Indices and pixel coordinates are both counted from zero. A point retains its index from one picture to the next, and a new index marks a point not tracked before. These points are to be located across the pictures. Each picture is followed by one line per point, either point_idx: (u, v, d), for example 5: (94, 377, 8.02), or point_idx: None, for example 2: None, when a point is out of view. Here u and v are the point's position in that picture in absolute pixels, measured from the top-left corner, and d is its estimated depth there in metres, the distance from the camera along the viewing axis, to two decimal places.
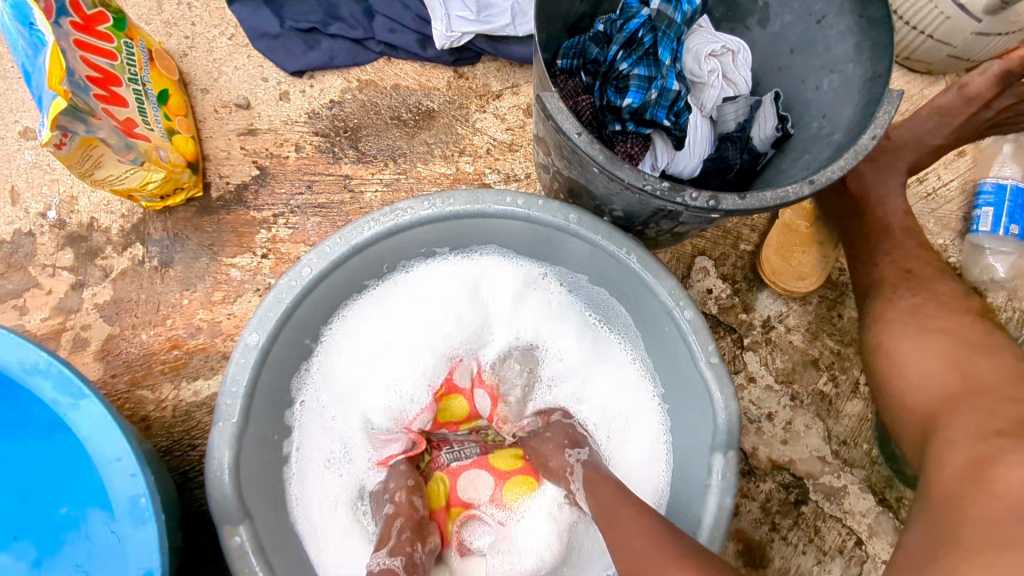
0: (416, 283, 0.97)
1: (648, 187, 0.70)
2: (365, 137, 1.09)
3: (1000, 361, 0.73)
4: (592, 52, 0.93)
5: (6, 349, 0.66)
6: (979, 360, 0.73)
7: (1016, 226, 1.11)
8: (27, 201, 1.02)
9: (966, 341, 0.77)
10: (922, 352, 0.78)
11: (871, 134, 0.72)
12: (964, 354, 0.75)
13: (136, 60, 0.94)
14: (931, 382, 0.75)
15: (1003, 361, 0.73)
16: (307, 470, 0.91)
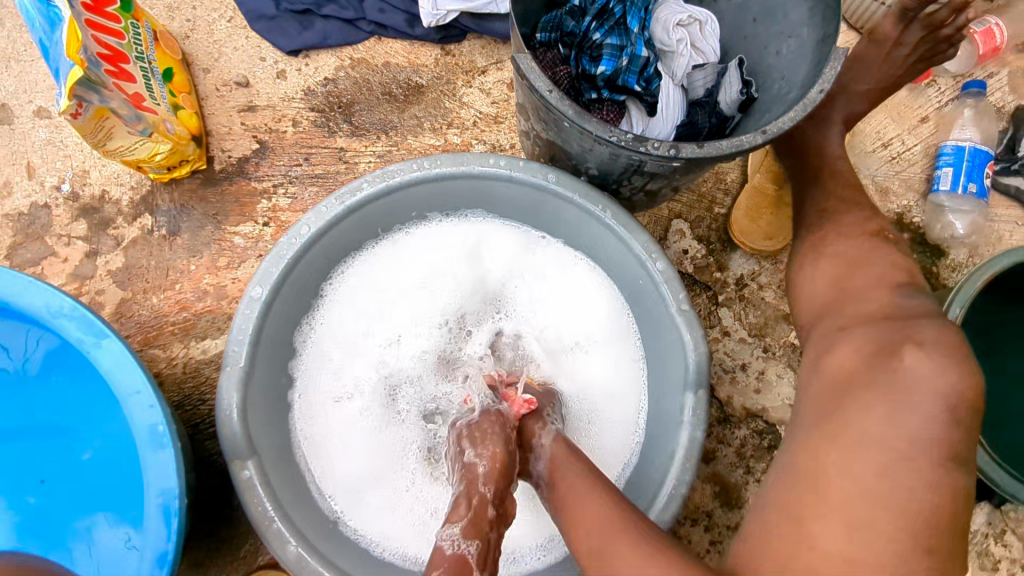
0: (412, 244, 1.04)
1: (614, 139, 0.77)
2: (358, 112, 1.15)
3: (873, 271, 0.83)
4: (569, 25, 0.99)
5: (34, 296, 0.75)
6: (860, 276, 0.84)
7: (974, 185, 1.18)
8: (42, 176, 1.09)
9: (850, 260, 0.87)
10: (820, 280, 0.89)
11: (820, 88, 0.79)
12: (850, 273, 0.86)
13: (142, 39, 1.00)
14: (824, 305, 0.86)
15: (875, 269, 0.83)
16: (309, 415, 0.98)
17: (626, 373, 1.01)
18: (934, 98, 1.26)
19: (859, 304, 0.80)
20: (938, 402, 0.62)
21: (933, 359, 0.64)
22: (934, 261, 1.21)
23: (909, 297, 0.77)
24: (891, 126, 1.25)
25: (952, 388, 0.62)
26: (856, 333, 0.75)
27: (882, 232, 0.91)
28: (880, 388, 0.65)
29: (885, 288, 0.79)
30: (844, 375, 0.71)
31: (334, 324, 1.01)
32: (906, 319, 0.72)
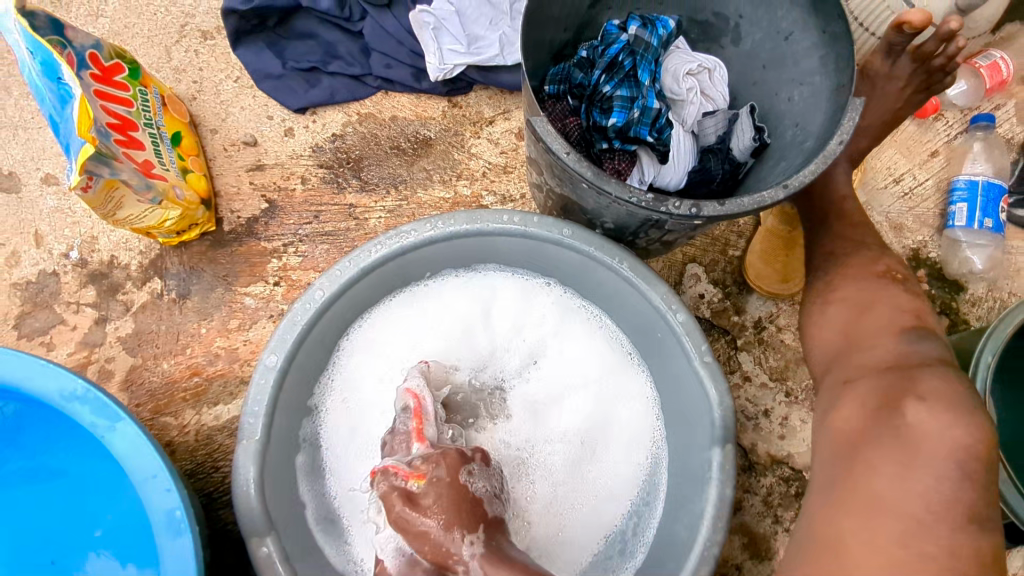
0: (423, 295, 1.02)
1: (634, 200, 0.76)
2: (367, 167, 1.15)
3: (881, 314, 0.83)
4: (577, 78, 0.99)
5: (46, 379, 0.73)
6: (866, 320, 0.83)
7: (990, 220, 1.17)
8: (50, 243, 1.08)
9: (855, 304, 0.87)
10: (826, 326, 0.89)
11: (838, 140, 0.78)
12: (857, 318, 0.85)
13: (151, 106, 1.00)
14: (834, 353, 0.85)
15: (884, 313, 0.83)
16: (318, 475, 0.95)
17: (642, 420, 1.00)
18: (943, 132, 1.26)
19: (865, 353, 0.79)
20: (946, 460, 0.62)
21: (937, 418, 0.65)
22: (954, 296, 1.19)
23: (913, 342, 0.76)
24: (902, 161, 1.24)
25: (961, 445, 0.62)
26: (860, 387, 0.75)
27: (890, 271, 0.90)
28: (886, 449, 0.65)
29: (889, 333, 0.79)
30: (849, 434, 0.71)
31: (343, 382, 0.99)
32: (908, 368, 0.72)
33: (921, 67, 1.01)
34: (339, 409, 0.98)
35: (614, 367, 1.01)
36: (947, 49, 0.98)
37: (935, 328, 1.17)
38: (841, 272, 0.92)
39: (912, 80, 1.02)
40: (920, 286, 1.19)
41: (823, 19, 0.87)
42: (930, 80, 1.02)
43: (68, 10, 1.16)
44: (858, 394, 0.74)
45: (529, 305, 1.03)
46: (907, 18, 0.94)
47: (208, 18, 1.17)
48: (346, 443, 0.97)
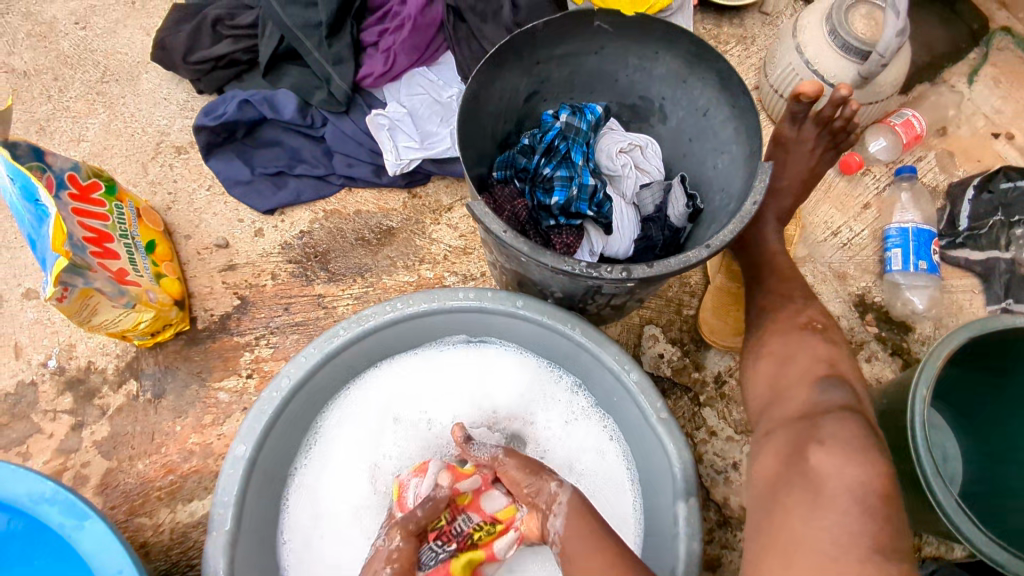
0: (406, 366, 1.06)
1: (569, 268, 0.82)
2: (334, 259, 1.21)
3: (802, 365, 0.88)
4: (520, 162, 1.07)
5: (17, 484, 0.75)
6: (787, 370, 0.89)
7: (925, 262, 1.23)
8: (30, 353, 1.12)
9: (778, 356, 0.93)
10: (759, 381, 0.94)
11: (752, 201, 0.85)
12: (781, 369, 0.91)
13: (126, 219, 1.07)
14: (764, 404, 0.90)
15: (803, 364, 0.89)
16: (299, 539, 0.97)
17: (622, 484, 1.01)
18: (872, 185, 1.35)
19: (784, 404, 0.84)
20: (849, 499, 0.66)
21: (835, 459, 0.69)
22: (903, 337, 1.24)
23: (823, 390, 0.81)
24: (837, 215, 1.33)
25: (858, 482, 0.66)
26: (778, 439, 0.80)
27: (811, 322, 0.96)
28: (800, 493, 0.70)
29: (805, 383, 0.84)
30: (771, 484, 0.75)
31: (327, 451, 1.02)
32: (815, 417, 0.77)
33: (826, 129, 1.11)
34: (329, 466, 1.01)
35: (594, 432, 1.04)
36: (844, 113, 1.09)
37: (888, 369, 1.22)
38: (769, 328, 0.98)
39: (827, 144, 1.11)
40: (869, 330, 1.24)
41: (732, 96, 0.96)
42: (837, 142, 1.13)
43: (51, 138, 1.26)
44: (778, 445, 0.79)
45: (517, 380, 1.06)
46: (802, 88, 1.06)
47: (183, 135, 1.27)
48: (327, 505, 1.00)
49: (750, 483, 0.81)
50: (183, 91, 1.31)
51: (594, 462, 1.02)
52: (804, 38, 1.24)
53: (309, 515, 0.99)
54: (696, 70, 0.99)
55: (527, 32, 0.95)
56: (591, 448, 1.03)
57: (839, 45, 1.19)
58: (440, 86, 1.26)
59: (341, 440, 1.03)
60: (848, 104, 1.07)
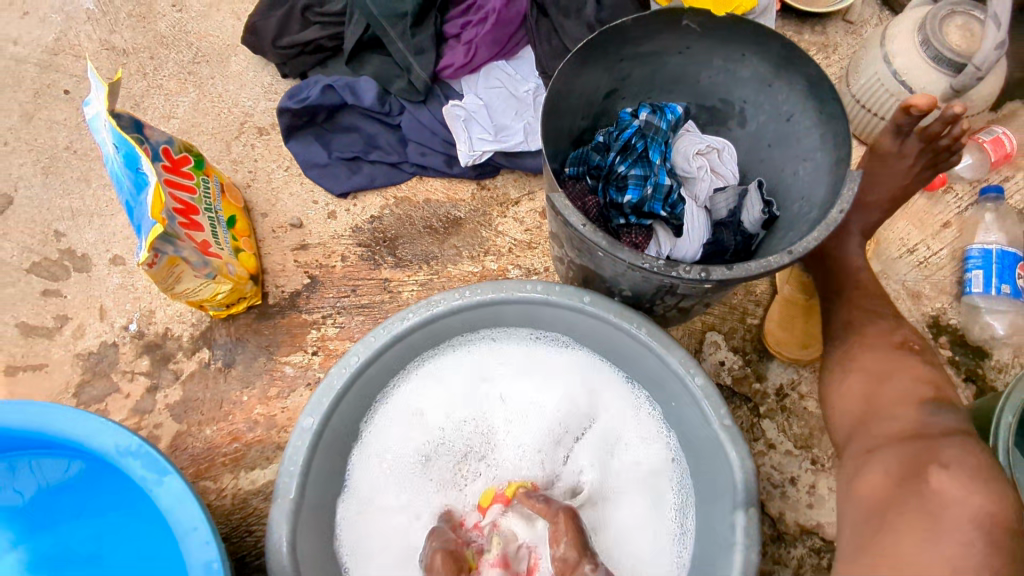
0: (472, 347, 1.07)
1: (647, 266, 0.81)
2: (401, 245, 1.24)
3: (899, 384, 0.87)
4: (594, 159, 1.07)
5: (105, 436, 0.79)
6: (884, 389, 0.87)
7: (1007, 286, 1.18)
8: (113, 316, 1.18)
9: (873, 373, 0.91)
10: (846, 396, 0.92)
11: (839, 209, 0.83)
12: (876, 387, 0.89)
13: (211, 193, 1.11)
14: (854, 421, 0.89)
15: (900, 383, 0.87)
16: (355, 499, 0.99)
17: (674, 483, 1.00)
18: (954, 204, 1.30)
19: (885, 422, 0.83)
20: (974, 530, 0.66)
21: (960, 484, 0.70)
22: (978, 362, 1.19)
23: (933, 414, 0.80)
24: (915, 232, 1.28)
25: (987, 513, 0.67)
26: (886, 457, 0.79)
27: (908, 342, 0.94)
28: (912, 513, 0.70)
29: (910, 403, 0.83)
30: (874, 502, 0.75)
31: (387, 419, 1.04)
32: (931, 441, 0.77)
33: (930, 146, 1.05)
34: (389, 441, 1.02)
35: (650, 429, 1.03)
36: (952, 131, 1.03)
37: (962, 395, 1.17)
38: (860, 341, 0.95)
39: (920, 159, 1.07)
40: (943, 353, 1.20)
41: (820, 101, 0.94)
42: (938, 160, 1.07)
43: (145, 113, 1.32)
44: (880, 463, 0.79)
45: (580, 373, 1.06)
46: (914, 101, 1.01)
47: (266, 116, 1.32)
48: (383, 473, 1.01)
49: (847, 498, 0.81)
50: (269, 74, 1.35)
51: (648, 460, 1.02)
52: (893, 47, 1.20)
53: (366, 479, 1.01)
54: (784, 74, 0.98)
55: (614, 29, 0.95)
56: (646, 445, 1.03)
57: (932, 55, 1.15)
58: (517, 80, 1.27)
59: (401, 415, 1.04)
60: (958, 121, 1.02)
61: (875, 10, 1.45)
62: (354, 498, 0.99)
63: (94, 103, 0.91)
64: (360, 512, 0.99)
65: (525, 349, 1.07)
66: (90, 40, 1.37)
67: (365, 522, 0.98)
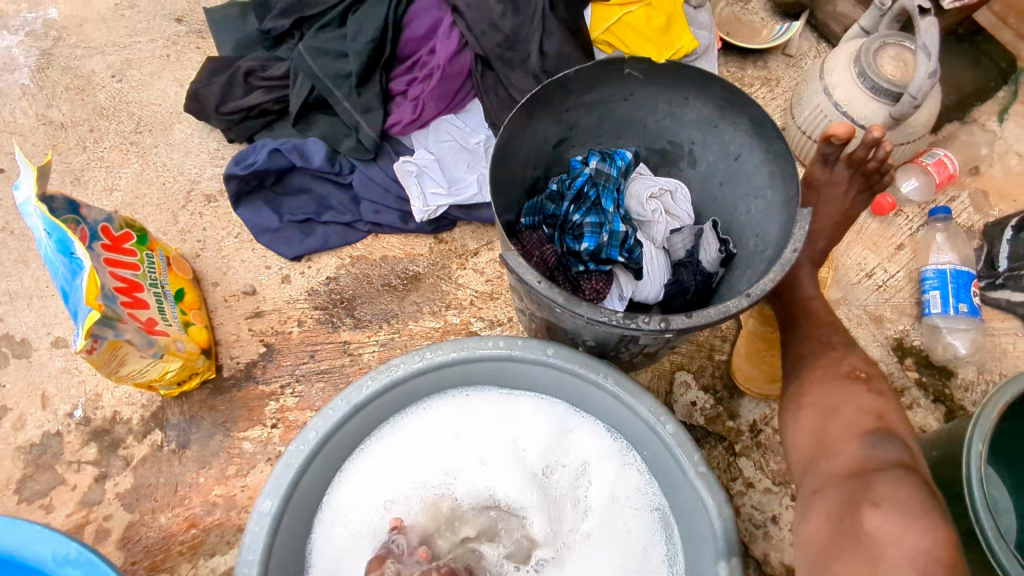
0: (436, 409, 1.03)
1: (606, 319, 0.80)
2: (360, 305, 1.20)
3: (848, 418, 0.85)
4: (549, 209, 1.07)
5: (41, 545, 0.73)
6: (832, 424, 0.85)
7: (964, 304, 1.20)
8: (56, 403, 1.11)
9: (822, 409, 0.88)
10: (800, 432, 0.90)
11: (792, 248, 0.83)
12: (825, 423, 0.86)
13: (156, 268, 1.07)
14: (807, 459, 0.86)
15: (848, 417, 0.85)
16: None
17: (655, 536, 0.96)
18: (905, 226, 1.32)
19: (833, 460, 0.80)
20: (910, 567, 0.63)
21: (896, 522, 0.67)
22: (945, 382, 1.20)
23: (874, 447, 0.78)
24: (871, 256, 1.30)
25: (921, 550, 0.63)
26: (827, 497, 0.76)
27: (855, 371, 0.92)
28: (853, 558, 0.67)
29: (854, 438, 0.80)
30: (817, 543, 0.72)
31: (352, 494, 0.99)
32: (867, 475, 0.74)
33: (859, 170, 1.08)
34: (358, 509, 0.98)
35: (625, 481, 0.99)
36: (877, 154, 1.06)
37: (932, 417, 1.17)
38: (812, 375, 0.94)
39: (853, 184, 1.09)
40: (909, 375, 1.20)
41: (765, 140, 0.95)
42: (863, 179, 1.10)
43: (85, 187, 1.28)
44: (825, 503, 0.75)
45: (549, 427, 1.03)
46: (834, 131, 1.04)
47: (213, 183, 1.29)
48: (348, 552, 0.96)
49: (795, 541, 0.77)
50: (215, 140, 1.33)
51: (627, 516, 0.97)
52: (832, 80, 1.23)
53: (332, 560, 0.95)
54: (728, 116, 0.99)
55: (557, 82, 0.96)
56: (623, 499, 0.98)
57: (869, 86, 1.18)
58: (467, 132, 1.27)
59: (372, 480, 1.00)
60: (881, 145, 1.04)
61: (813, 44, 1.49)
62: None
63: (23, 188, 0.87)
64: None
65: (492, 406, 1.04)
66: (26, 116, 1.33)
67: None
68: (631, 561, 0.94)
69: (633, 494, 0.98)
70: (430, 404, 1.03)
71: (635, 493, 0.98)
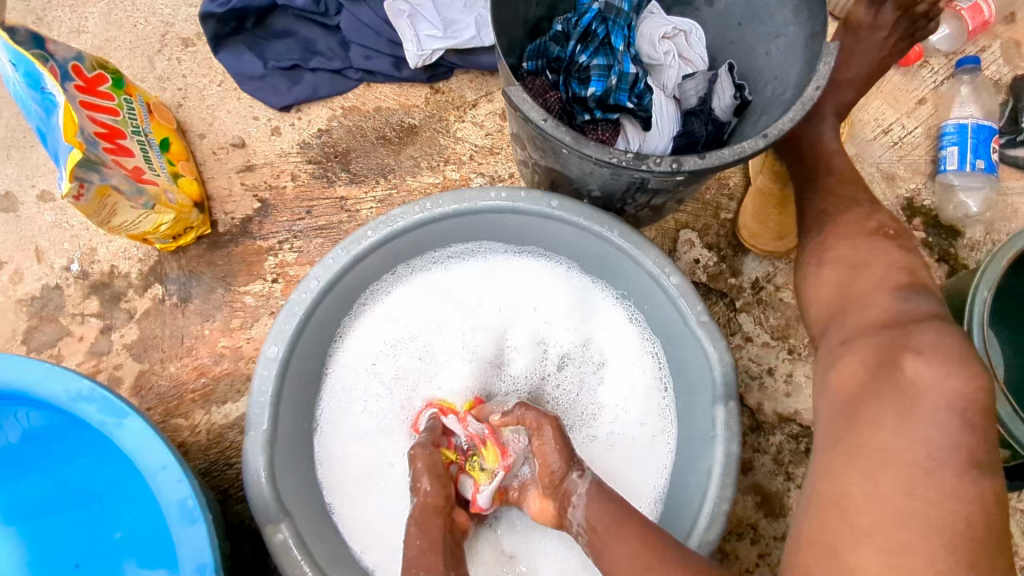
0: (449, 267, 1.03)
1: (615, 160, 0.76)
2: (355, 159, 1.16)
3: (878, 274, 0.82)
4: (553, 51, 0.98)
5: (52, 382, 0.74)
6: (860, 279, 0.83)
7: (982, 161, 1.16)
8: (51, 257, 1.10)
9: (849, 263, 0.86)
10: (823, 288, 0.88)
11: (815, 85, 0.78)
12: (852, 276, 0.84)
13: (137, 113, 1.01)
14: (830, 314, 0.85)
15: (879, 274, 0.82)
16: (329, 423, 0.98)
17: (655, 397, 0.99)
18: (929, 79, 1.25)
19: (861, 311, 0.79)
20: (943, 412, 0.63)
21: (935, 371, 0.65)
22: (951, 242, 1.19)
23: (907, 299, 0.77)
24: (889, 111, 1.24)
25: (957, 395, 0.63)
26: (859, 349, 0.74)
27: (882, 228, 0.90)
28: (888, 402, 0.66)
29: (884, 290, 0.79)
30: (846, 392, 0.72)
31: (362, 345, 1.00)
32: (904, 326, 0.72)
33: (904, 15, 1.01)
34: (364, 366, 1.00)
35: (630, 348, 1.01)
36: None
37: (934, 275, 1.17)
38: (833, 231, 0.91)
39: (895, 29, 1.01)
40: (916, 235, 1.19)
41: None
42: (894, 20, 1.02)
43: (51, 29, 1.18)
44: (855, 354, 0.74)
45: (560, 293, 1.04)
46: None
47: (188, 25, 1.19)
48: (355, 399, 0.99)
49: (821, 391, 0.77)
50: None
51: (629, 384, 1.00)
52: None
53: (340, 404, 0.99)
54: None
55: None
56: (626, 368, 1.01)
57: None
58: None
59: (382, 335, 1.01)
60: None
61: None
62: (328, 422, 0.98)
63: None
64: (334, 437, 0.97)
65: (503, 269, 1.04)
66: None
67: (339, 445, 0.97)
68: (627, 426, 0.99)
69: (637, 362, 1.01)
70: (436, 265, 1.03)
71: (638, 360, 1.01)
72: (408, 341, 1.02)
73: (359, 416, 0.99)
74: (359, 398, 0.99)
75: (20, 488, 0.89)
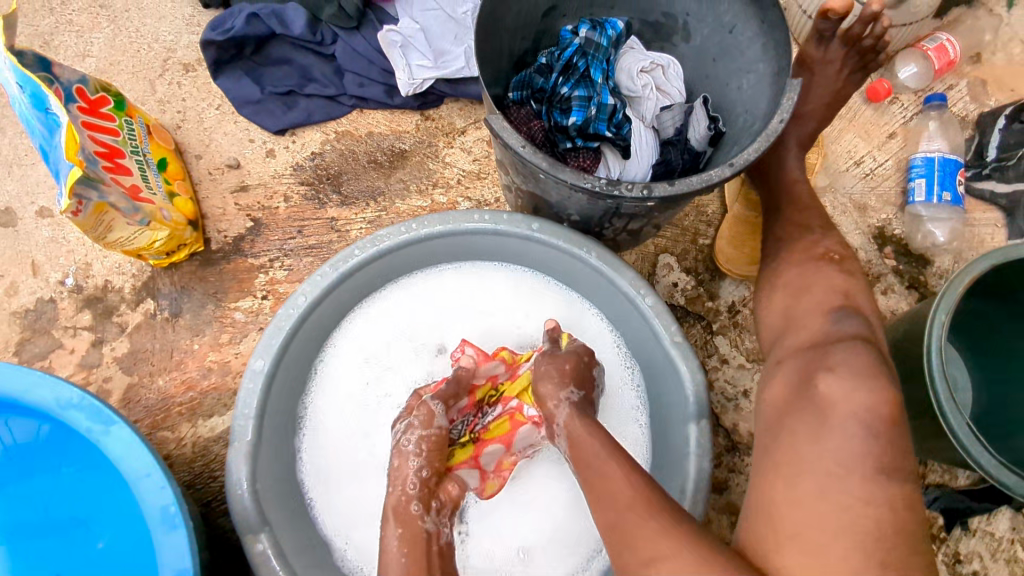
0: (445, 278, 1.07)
1: (589, 185, 0.80)
2: (346, 181, 1.20)
3: (821, 295, 0.87)
4: (538, 82, 1.04)
5: (45, 390, 0.77)
6: (803, 302, 0.87)
7: (948, 194, 1.21)
8: (47, 271, 1.13)
9: (793, 289, 0.91)
10: (772, 309, 0.93)
11: (780, 118, 0.83)
12: (795, 301, 0.89)
13: (136, 134, 1.05)
14: (776, 335, 0.90)
15: (823, 294, 0.87)
16: (316, 423, 1.01)
17: (632, 420, 1.01)
18: (899, 114, 1.30)
19: (796, 335, 0.84)
20: (856, 423, 0.67)
21: (846, 384, 0.69)
22: (921, 270, 1.23)
23: (835, 321, 0.80)
24: (861, 144, 1.29)
25: (874, 409, 0.67)
26: (789, 366, 0.79)
27: (829, 253, 0.93)
28: (808, 418, 0.70)
29: (818, 313, 0.83)
30: (783, 407, 0.76)
31: (355, 348, 1.04)
32: (824, 347, 0.77)
33: (854, 49, 1.05)
34: (355, 369, 1.03)
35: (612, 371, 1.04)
36: (875, 31, 1.03)
37: (905, 302, 1.21)
38: (787, 259, 0.95)
39: (846, 62, 1.06)
40: (887, 263, 1.23)
41: (760, 10, 0.92)
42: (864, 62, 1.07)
43: (57, 53, 1.23)
44: (786, 374, 0.79)
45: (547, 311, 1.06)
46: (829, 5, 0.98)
47: (190, 51, 1.24)
48: (342, 402, 1.02)
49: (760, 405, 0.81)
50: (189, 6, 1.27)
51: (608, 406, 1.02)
52: None
53: (328, 405, 1.02)
54: None
55: None
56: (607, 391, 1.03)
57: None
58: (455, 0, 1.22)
59: (374, 340, 1.05)
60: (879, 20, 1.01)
61: None
62: (315, 421, 1.01)
63: None
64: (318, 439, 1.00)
65: (496, 283, 1.07)
66: None
67: (322, 445, 1.00)
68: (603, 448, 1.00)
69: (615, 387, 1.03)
70: (431, 276, 1.07)
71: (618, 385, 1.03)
72: (399, 346, 1.05)
73: (344, 418, 1.01)
74: (346, 402, 1.02)
75: (6, 496, 0.91)
